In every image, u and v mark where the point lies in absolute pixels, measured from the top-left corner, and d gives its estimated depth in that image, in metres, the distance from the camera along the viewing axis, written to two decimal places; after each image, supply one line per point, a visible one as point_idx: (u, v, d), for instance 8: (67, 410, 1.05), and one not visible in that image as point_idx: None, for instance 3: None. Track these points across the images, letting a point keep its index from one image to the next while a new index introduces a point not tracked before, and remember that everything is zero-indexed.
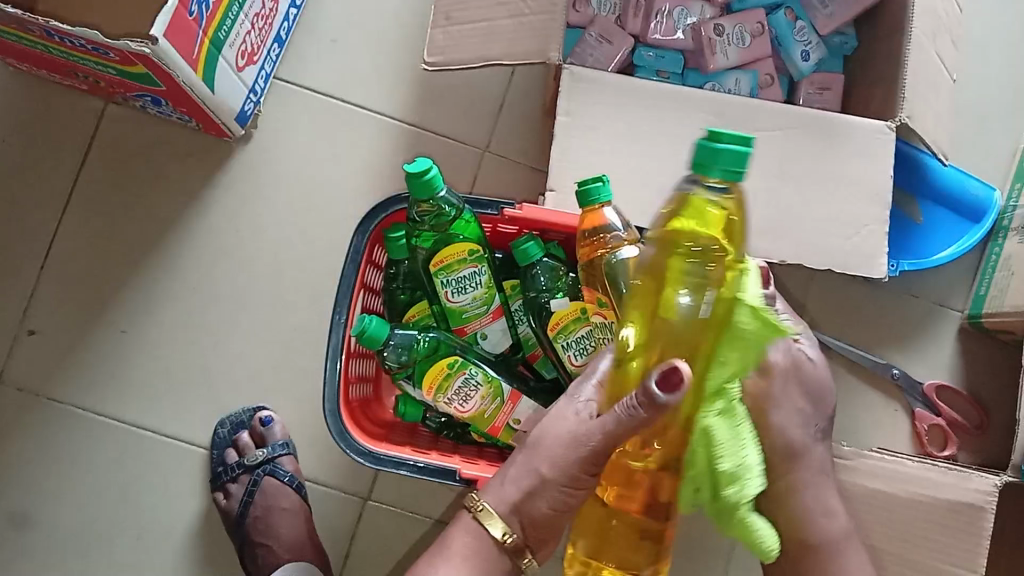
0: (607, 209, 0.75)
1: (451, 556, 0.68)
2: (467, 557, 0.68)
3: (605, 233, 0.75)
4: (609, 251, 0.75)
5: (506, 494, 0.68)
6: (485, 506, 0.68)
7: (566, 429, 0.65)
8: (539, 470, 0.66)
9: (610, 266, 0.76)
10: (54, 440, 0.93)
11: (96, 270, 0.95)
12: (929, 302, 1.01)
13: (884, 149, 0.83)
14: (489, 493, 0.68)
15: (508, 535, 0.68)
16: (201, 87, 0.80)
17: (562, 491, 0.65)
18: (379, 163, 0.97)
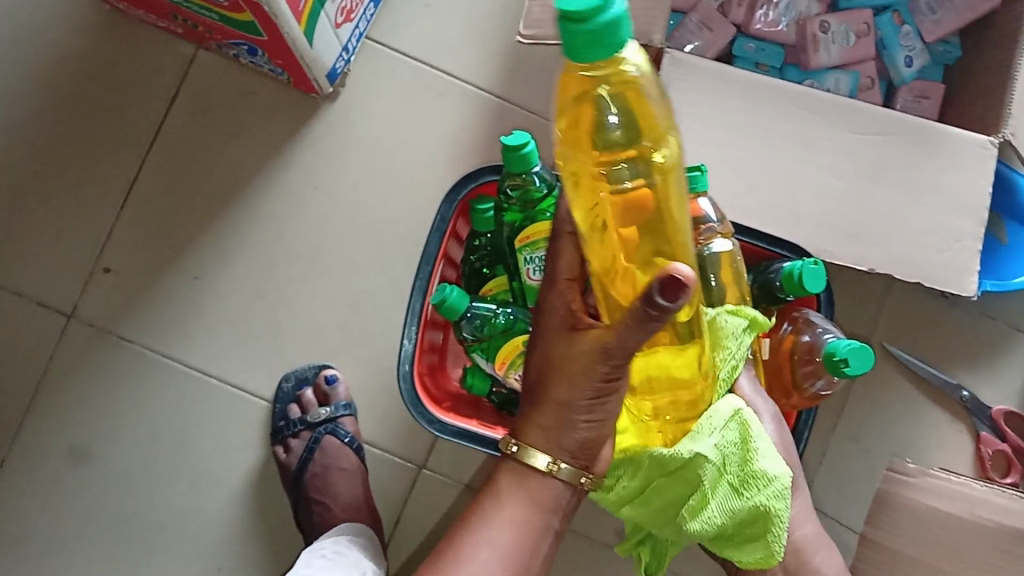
0: (703, 199, 0.73)
1: (500, 494, 0.67)
2: (514, 493, 0.67)
3: (699, 225, 0.72)
4: (700, 243, 0.72)
5: (541, 422, 0.63)
6: (524, 444, 0.64)
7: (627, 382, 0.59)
8: (554, 396, 0.61)
9: (700, 258, 0.73)
10: (119, 378, 0.94)
11: (174, 214, 0.95)
12: (1005, 325, 0.99)
13: (983, 164, 0.81)
14: (526, 432, 0.64)
15: (559, 468, 0.64)
16: (302, 39, 0.80)
17: (589, 405, 0.60)
18: (462, 132, 0.96)
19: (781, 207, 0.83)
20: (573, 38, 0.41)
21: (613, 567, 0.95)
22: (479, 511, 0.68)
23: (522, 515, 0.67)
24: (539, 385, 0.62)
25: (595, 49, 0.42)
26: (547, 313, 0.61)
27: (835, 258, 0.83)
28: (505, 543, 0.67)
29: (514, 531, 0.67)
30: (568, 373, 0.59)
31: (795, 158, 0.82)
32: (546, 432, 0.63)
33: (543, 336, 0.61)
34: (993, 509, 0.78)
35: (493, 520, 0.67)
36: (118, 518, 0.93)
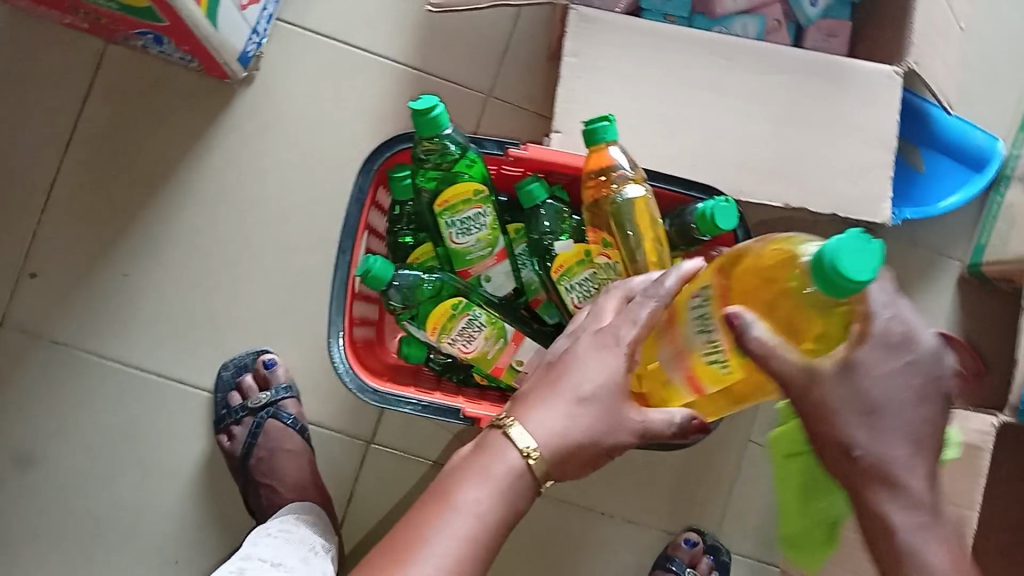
0: (614, 149, 0.74)
1: (485, 475, 0.56)
2: (503, 485, 0.55)
3: (611, 172, 0.74)
4: (615, 191, 0.75)
5: (556, 410, 0.57)
6: (539, 446, 0.56)
7: (601, 371, 0.58)
8: (558, 378, 0.58)
9: (616, 208, 0.75)
10: (56, 382, 0.93)
11: (98, 212, 0.94)
12: (930, 252, 1.01)
13: (890, 94, 0.83)
14: (540, 428, 0.56)
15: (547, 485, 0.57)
16: (204, 22, 0.79)
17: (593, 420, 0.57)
18: (381, 107, 0.96)
19: (697, 152, 0.84)
20: (834, 279, 0.45)
21: (568, 522, 0.96)
22: (455, 496, 0.55)
23: (497, 514, 0.55)
24: (576, 396, 0.57)
25: (821, 279, 0.46)
26: (604, 341, 0.59)
27: (754, 197, 0.84)
28: (472, 544, 0.53)
29: (482, 529, 0.54)
30: (614, 410, 0.58)
31: (709, 104, 0.83)
32: (563, 448, 0.57)
33: (590, 360, 0.58)
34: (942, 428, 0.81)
35: (473, 504, 0.54)
36: (67, 522, 0.92)
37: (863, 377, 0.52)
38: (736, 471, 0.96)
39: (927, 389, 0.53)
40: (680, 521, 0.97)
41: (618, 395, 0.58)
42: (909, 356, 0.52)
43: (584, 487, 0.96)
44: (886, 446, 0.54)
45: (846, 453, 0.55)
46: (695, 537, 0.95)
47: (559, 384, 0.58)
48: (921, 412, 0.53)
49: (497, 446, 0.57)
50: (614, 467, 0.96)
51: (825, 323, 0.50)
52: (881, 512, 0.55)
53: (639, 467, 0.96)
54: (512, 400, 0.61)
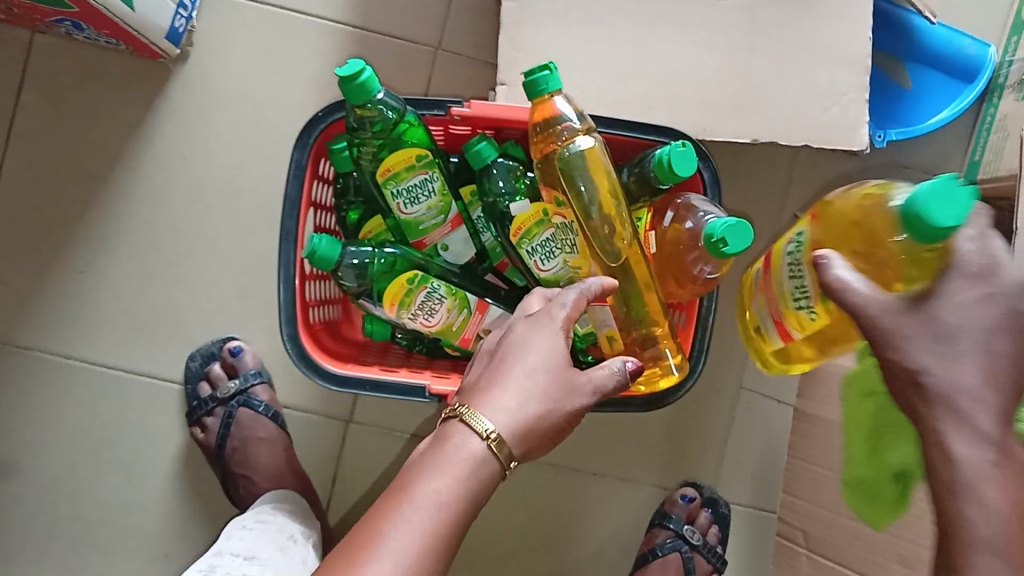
0: (558, 99, 0.69)
1: (445, 465, 0.53)
2: (460, 470, 0.53)
3: (556, 125, 0.69)
4: (563, 144, 0.69)
5: (508, 388, 0.56)
6: (495, 426, 0.54)
7: (543, 344, 0.58)
8: (502, 359, 0.58)
9: (566, 162, 0.70)
10: (26, 387, 0.91)
11: (46, 210, 0.92)
12: (921, 173, 0.95)
13: (861, 9, 0.77)
14: (498, 408, 0.55)
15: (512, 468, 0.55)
16: (116, 3, 0.74)
17: (547, 391, 0.56)
18: (325, 72, 0.91)
19: (655, 93, 0.79)
20: (919, 222, 0.49)
21: (558, 485, 0.94)
22: (413, 489, 0.51)
23: (457, 506, 0.52)
24: (526, 371, 0.57)
25: (914, 226, 0.50)
26: (540, 321, 0.60)
27: (717, 135, 0.79)
28: (432, 540, 0.50)
29: (443, 517, 0.51)
30: (563, 379, 0.57)
31: (662, 38, 0.78)
32: (524, 426, 0.55)
33: (531, 337, 0.58)
34: None
35: (432, 494, 0.51)
36: (56, 526, 0.92)
37: (938, 308, 0.46)
38: (727, 420, 0.93)
39: (1008, 324, 0.45)
40: (673, 475, 0.94)
41: (564, 368, 0.58)
42: (998, 289, 0.45)
43: (571, 449, 0.93)
44: (960, 375, 0.45)
45: (915, 377, 0.46)
46: (691, 491, 0.92)
47: (507, 365, 0.57)
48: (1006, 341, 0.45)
49: (455, 433, 0.54)
50: (602, 427, 0.93)
51: (908, 267, 0.53)
52: (943, 447, 0.45)
53: (627, 424, 0.93)
54: (458, 395, 0.59)
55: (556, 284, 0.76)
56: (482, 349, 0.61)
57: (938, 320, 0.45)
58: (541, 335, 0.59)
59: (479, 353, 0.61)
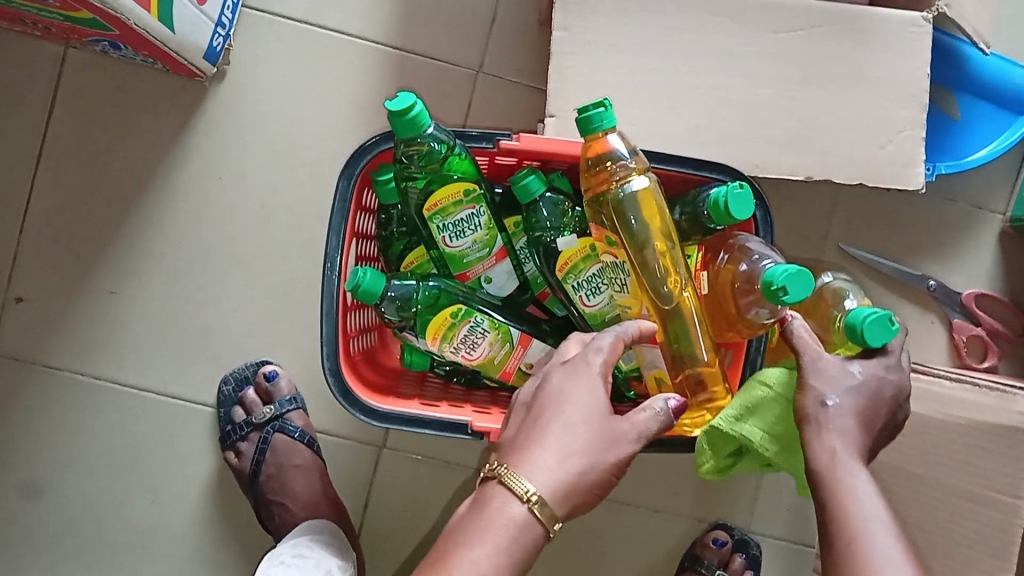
0: (612, 136, 0.68)
1: (485, 532, 0.52)
2: (501, 539, 0.52)
3: (610, 163, 0.68)
4: (616, 183, 0.68)
5: (547, 445, 0.55)
6: (535, 486, 0.53)
7: (581, 395, 0.56)
8: (539, 413, 0.57)
9: (618, 201, 0.69)
10: (55, 408, 0.90)
11: (77, 229, 0.90)
12: (966, 205, 0.93)
13: (918, 43, 0.75)
14: (539, 468, 0.54)
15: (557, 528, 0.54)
16: (158, 27, 0.72)
17: (588, 445, 0.55)
18: (364, 93, 0.90)
19: (706, 126, 0.76)
20: (855, 337, 0.60)
21: (593, 515, 0.93)
22: (455, 558, 0.52)
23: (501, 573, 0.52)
24: (565, 426, 0.55)
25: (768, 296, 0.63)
26: (576, 369, 0.58)
27: (772, 172, 0.77)
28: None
29: None
30: (604, 428, 0.56)
31: (717, 70, 0.75)
32: (568, 486, 0.54)
33: (568, 389, 0.57)
34: (967, 406, 0.75)
35: (473, 563, 0.51)
36: (82, 548, 0.91)
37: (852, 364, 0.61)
38: None
39: (881, 399, 0.61)
40: (708, 506, 0.93)
41: (605, 418, 0.56)
42: (892, 377, 0.62)
43: None
44: (846, 410, 0.60)
45: (821, 403, 0.60)
46: (723, 535, 0.91)
47: (544, 420, 0.56)
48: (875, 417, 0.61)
49: (495, 497, 0.54)
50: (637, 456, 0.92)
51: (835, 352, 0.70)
52: (817, 443, 0.60)
53: (663, 456, 0.92)
54: (497, 450, 0.58)
55: (601, 320, 0.75)
56: (519, 400, 0.60)
57: (852, 376, 0.60)
58: (578, 386, 0.57)
59: (515, 405, 0.60)
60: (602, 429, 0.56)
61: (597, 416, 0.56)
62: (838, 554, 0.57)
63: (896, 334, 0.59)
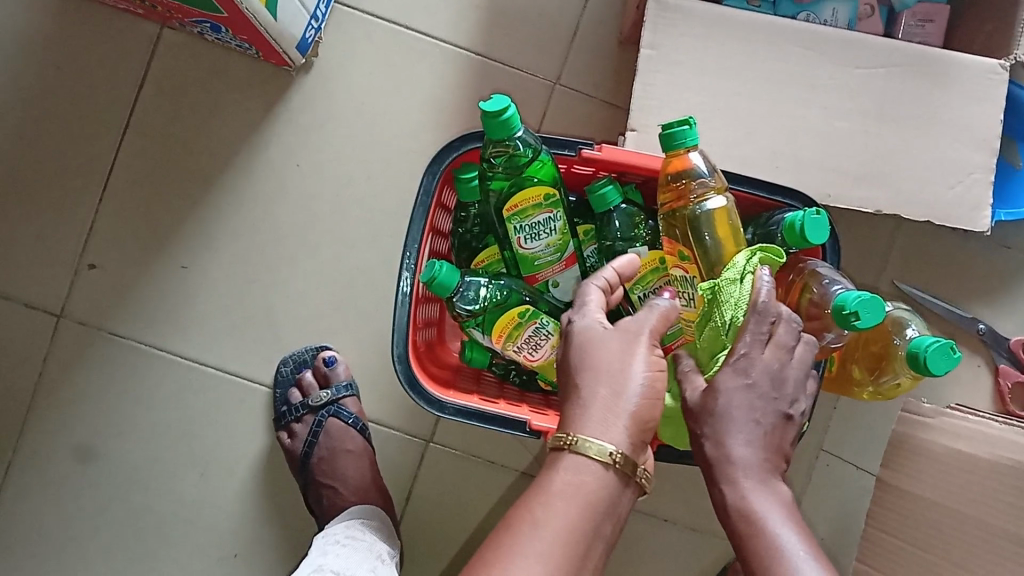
0: (692, 154, 0.69)
1: (549, 494, 0.52)
2: (565, 490, 0.52)
3: (689, 179, 0.69)
4: (694, 201, 0.70)
5: (579, 403, 0.54)
6: (580, 434, 0.53)
7: (583, 348, 0.55)
8: (566, 389, 0.56)
9: (694, 218, 0.70)
10: (117, 373, 0.92)
11: (155, 202, 0.93)
12: (1020, 254, 0.95)
13: (994, 89, 0.76)
14: (585, 422, 0.53)
15: (618, 456, 0.52)
16: (263, 13, 0.75)
17: (608, 374, 0.54)
18: (444, 95, 0.92)
19: (782, 152, 0.78)
20: (917, 364, 0.64)
21: (629, 527, 0.94)
22: (523, 515, 0.52)
23: (574, 519, 0.51)
24: (586, 382, 0.54)
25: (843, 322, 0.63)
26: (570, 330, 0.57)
27: (839, 203, 0.79)
28: (558, 559, 0.50)
29: (562, 543, 0.51)
30: (611, 357, 0.54)
31: (796, 100, 0.77)
32: (613, 421, 0.52)
33: (580, 344, 0.56)
34: (1010, 446, 0.73)
35: (542, 518, 0.51)
36: (128, 513, 0.93)
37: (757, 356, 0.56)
38: (806, 477, 0.95)
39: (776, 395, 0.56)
40: None
41: (609, 351, 0.55)
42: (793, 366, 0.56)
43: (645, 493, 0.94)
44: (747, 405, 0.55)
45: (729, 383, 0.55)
46: None
47: (571, 392, 0.55)
48: (775, 413, 0.56)
49: (558, 460, 0.53)
50: (679, 473, 0.94)
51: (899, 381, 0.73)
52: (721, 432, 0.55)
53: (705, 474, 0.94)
54: None
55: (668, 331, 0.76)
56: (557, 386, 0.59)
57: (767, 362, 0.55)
58: (572, 344, 0.56)
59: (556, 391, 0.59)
60: (610, 357, 0.54)
61: (600, 348, 0.55)
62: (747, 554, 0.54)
63: (959, 363, 0.63)
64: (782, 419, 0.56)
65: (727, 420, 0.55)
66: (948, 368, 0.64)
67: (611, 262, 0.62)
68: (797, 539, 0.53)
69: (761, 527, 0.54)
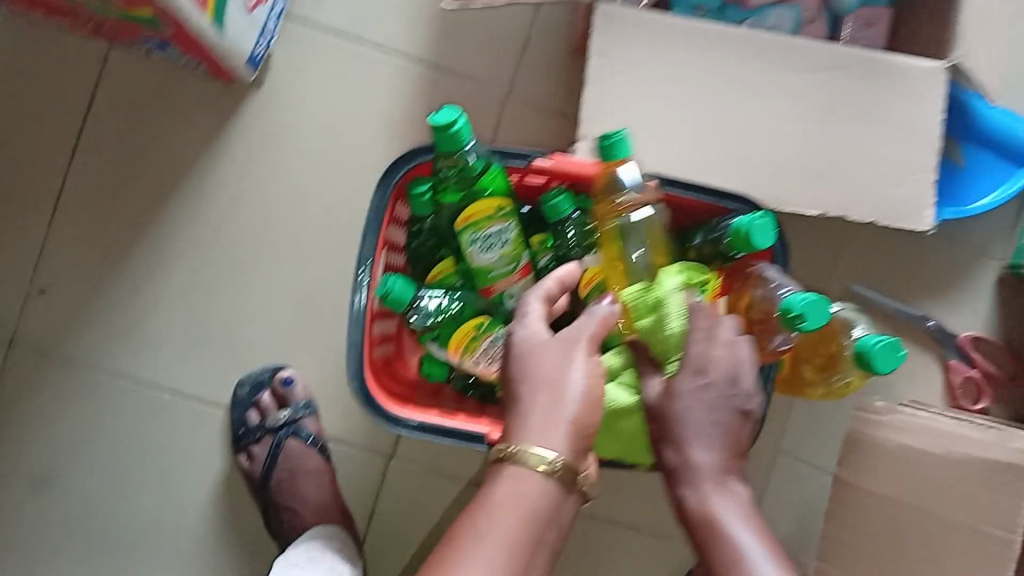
0: (630, 166, 0.68)
1: (492, 506, 0.52)
2: (508, 503, 0.52)
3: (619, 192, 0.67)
4: (623, 214, 0.68)
5: (524, 415, 0.54)
6: (522, 444, 0.53)
7: (523, 359, 0.56)
8: (507, 402, 0.56)
9: (624, 230, 0.68)
10: (69, 400, 0.90)
11: (104, 223, 0.91)
12: (968, 252, 0.97)
13: (936, 90, 0.78)
14: (529, 432, 0.53)
15: (558, 463, 0.53)
16: (210, 31, 0.74)
17: (549, 382, 0.54)
18: (397, 109, 0.92)
19: (730, 157, 0.79)
20: (863, 362, 0.65)
21: (593, 535, 0.94)
22: (467, 529, 0.51)
23: (516, 529, 0.51)
24: (526, 393, 0.55)
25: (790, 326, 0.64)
26: (509, 343, 0.58)
27: (788, 207, 0.80)
28: (501, 570, 0.50)
29: (506, 554, 0.51)
30: (549, 367, 0.55)
31: (744, 106, 0.78)
32: (555, 430, 0.53)
33: (520, 353, 0.57)
34: (960, 440, 0.75)
35: (484, 531, 0.51)
36: (84, 543, 0.90)
37: (703, 353, 0.58)
38: (767, 478, 0.96)
39: (724, 399, 0.58)
40: None
41: (547, 361, 0.55)
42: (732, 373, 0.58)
43: (609, 500, 0.94)
44: (694, 408, 0.57)
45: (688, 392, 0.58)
46: None
47: (511, 404, 0.55)
48: (730, 412, 0.58)
49: (502, 471, 0.53)
50: (642, 479, 0.94)
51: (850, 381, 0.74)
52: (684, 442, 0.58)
53: None
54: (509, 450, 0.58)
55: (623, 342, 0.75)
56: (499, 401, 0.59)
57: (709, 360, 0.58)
58: (511, 357, 0.57)
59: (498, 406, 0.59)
60: (549, 368, 0.55)
61: (540, 357, 0.56)
62: (714, 554, 0.57)
63: (903, 360, 0.64)
64: (737, 417, 0.58)
65: (687, 426, 0.58)
66: (895, 365, 0.65)
67: (550, 272, 0.64)
68: (755, 541, 0.56)
69: (723, 532, 0.56)
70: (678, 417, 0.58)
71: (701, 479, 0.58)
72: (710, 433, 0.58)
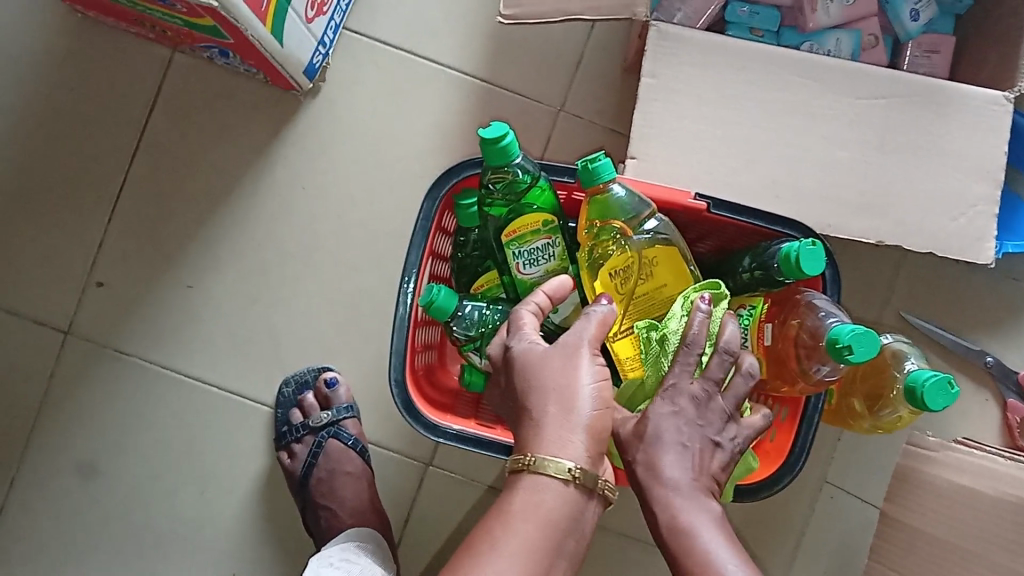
0: (614, 186, 0.66)
1: (511, 517, 0.54)
2: (527, 514, 0.53)
3: (619, 210, 0.67)
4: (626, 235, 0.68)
5: (540, 428, 0.55)
6: (535, 454, 0.54)
7: (529, 373, 0.56)
8: (518, 416, 0.57)
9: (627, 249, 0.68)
10: (121, 392, 0.93)
11: (163, 222, 0.94)
12: None
13: (997, 122, 0.76)
14: (546, 443, 0.54)
15: (576, 471, 0.54)
16: (269, 40, 0.76)
17: (557, 391, 0.55)
18: (449, 121, 0.93)
19: (782, 182, 0.77)
20: (914, 398, 0.63)
21: (628, 556, 0.93)
22: (485, 540, 0.53)
23: (534, 537, 0.53)
24: (537, 408, 0.55)
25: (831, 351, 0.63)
26: (509, 359, 0.58)
27: (839, 233, 0.78)
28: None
29: (524, 562, 0.52)
30: (554, 377, 0.56)
31: (798, 130, 0.77)
32: (569, 439, 0.54)
33: (524, 368, 0.57)
34: (1016, 483, 0.72)
35: (502, 540, 0.53)
36: (128, 531, 0.93)
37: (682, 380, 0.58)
38: (809, 510, 0.94)
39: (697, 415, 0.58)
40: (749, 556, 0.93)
41: (550, 371, 0.56)
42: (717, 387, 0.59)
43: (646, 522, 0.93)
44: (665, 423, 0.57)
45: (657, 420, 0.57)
46: None
47: (524, 419, 0.56)
48: (702, 436, 0.58)
49: (522, 483, 0.55)
50: None
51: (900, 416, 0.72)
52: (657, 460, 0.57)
53: None
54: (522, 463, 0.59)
55: None
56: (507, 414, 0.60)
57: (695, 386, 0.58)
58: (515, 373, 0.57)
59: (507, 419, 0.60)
60: (557, 378, 0.56)
61: (549, 370, 0.56)
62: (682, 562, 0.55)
63: (957, 398, 0.62)
64: (709, 444, 0.58)
65: (658, 445, 0.57)
66: (946, 403, 0.63)
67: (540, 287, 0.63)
68: (727, 552, 0.54)
69: (696, 543, 0.55)
70: (648, 434, 0.57)
71: (674, 493, 0.56)
72: (687, 448, 0.57)
